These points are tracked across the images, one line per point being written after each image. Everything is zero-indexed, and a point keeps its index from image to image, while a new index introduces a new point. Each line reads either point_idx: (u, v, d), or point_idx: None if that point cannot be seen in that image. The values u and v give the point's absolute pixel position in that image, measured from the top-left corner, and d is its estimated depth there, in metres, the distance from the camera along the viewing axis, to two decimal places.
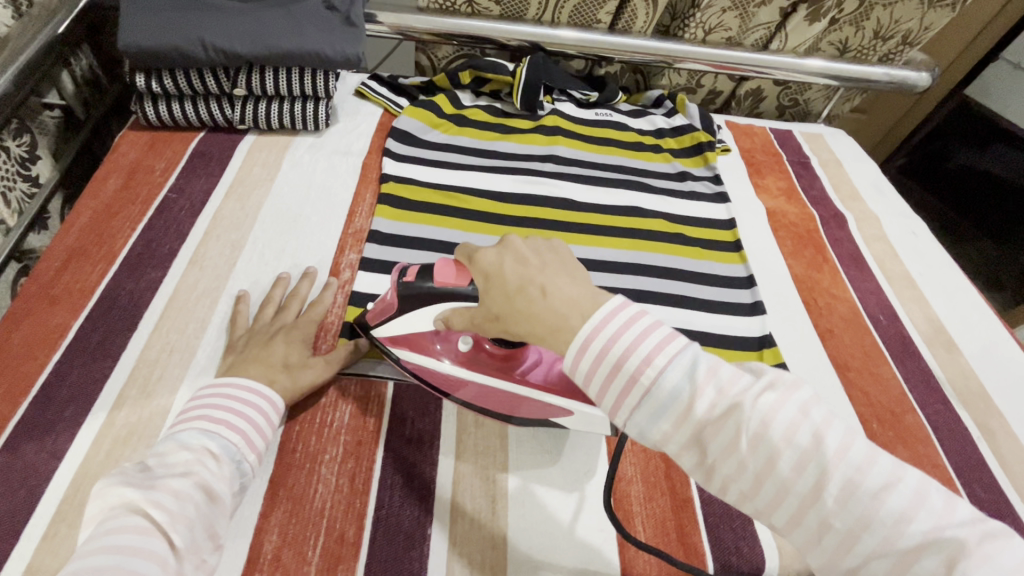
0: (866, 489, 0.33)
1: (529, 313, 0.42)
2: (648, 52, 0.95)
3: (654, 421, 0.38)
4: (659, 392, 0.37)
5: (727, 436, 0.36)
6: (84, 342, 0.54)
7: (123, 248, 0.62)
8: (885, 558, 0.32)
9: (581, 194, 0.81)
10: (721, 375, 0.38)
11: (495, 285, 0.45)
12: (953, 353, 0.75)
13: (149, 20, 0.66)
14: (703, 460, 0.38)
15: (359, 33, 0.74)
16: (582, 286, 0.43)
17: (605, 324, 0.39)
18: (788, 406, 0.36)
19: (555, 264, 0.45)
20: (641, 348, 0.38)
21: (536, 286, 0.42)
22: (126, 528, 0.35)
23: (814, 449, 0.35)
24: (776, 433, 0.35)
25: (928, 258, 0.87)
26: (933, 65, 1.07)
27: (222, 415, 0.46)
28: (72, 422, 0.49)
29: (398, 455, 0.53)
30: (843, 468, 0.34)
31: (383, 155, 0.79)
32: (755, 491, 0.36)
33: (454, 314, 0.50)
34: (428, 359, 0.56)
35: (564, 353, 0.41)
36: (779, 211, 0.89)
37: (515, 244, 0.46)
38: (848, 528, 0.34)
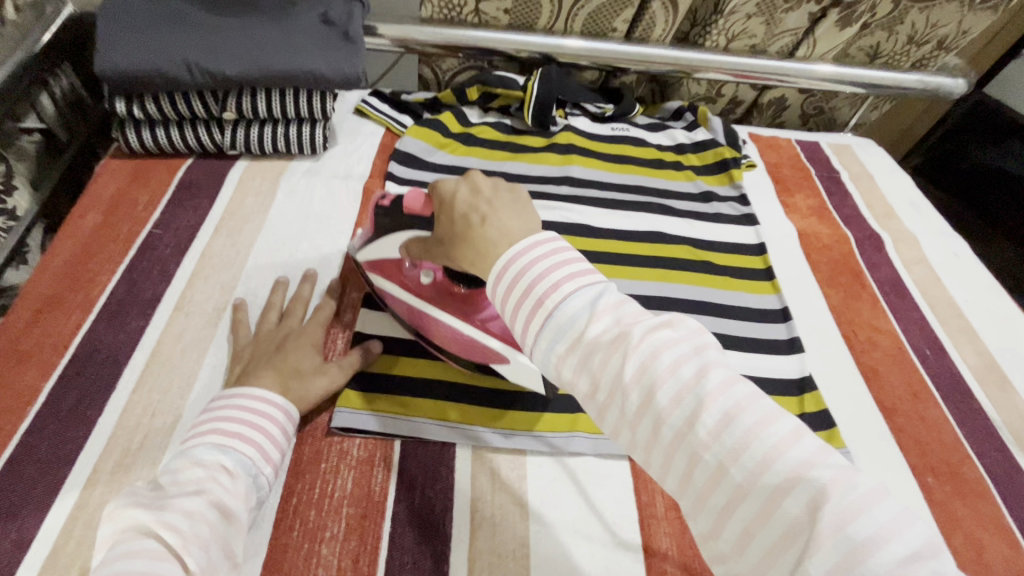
0: (740, 424, 0.31)
1: (465, 237, 0.43)
2: (667, 62, 0.89)
3: (546, 347, 0.37)
4: (556, 317, 0.36)
5: (612, 365, 0.34)
6: (57, 406, 0.49)
7: (101, 294, 0.56)
8: (751, 495, 0.30)
9: (600, 219, 0.75)
10: (622, 308, 0.37)
11: (444, 211, 0.46)
12: (1007, 392, 0.69)
13: (130, 41, 0.61)
14: (590, 392, 0.36)
15: (359, 50, 0.68)
16: (523, 217, 0.43)
17: (524, 254, 0.39)
18: (680, 342, 0.34)
19: (508, 197, 0.45)
20: (548, 275, 0.38)
21: (478, 212, 0.43)
22: (136, 553, 0.33)
23: (694, 382, 0.33)
24: (660, 363, 0.33)
25: (973, 284, 0.80)
26: (969, 70, 1.00)
27: (234, 429, 0.43)
28: (41, 503, 0.44)
29: (408, 530, 0.47)
30: (721, 402, 0.32)
31: (385, 180, 0.74)
32: (633, 425, 0.34)
33: (414, 242, 0.54)
34: (393, 285, 0.59)
35: (490, 282, 0.41)
36: (811, 233, 0.82)
37: (474, 173, 0.46)
38: (717, 464, 0.31)
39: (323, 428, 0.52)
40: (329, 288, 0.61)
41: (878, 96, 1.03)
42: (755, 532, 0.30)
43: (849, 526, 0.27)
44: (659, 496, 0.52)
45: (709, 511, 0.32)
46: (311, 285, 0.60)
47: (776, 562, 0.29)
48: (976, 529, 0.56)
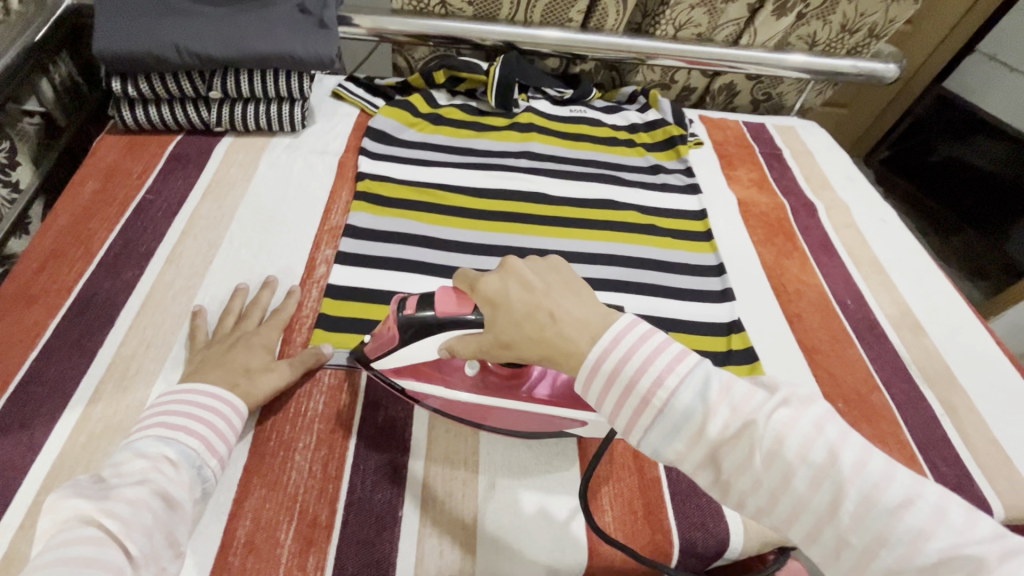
0: (883, 505, 0.34)
1: (539, 340, 0.41)
2: (620, 50, 0.97)
3: (664, 442, 0.38)
4: (673, 411, 0.37)
5: (738, 455, 0.36)
6: (62, 339, 0.55)
7: (99, 249, 0.63)
8: (905, 574, 0.33)
9: (555, 187, 0.83)
10: (734, 394, 0.37)
11: (502, 312, 0.43)
12: (918, 334, 0.77)
13: (124, 26, 0.68)
14: (716, 478, 0.38)
15: (332, 34, 0.75)
16: (588, 309, 0.42)
17: (614, 346, 0.40)
18: (802, 421, 0.36)
19: (562, 287, 0.44)
20: (655, 370, 0.38)
21: (544, 311, 0.42)
22: (79, 540, 0.36)
23: (828, 465, 0.35)
24: (791, 451, 0.35)
25: (896, 244, 0.89)
26: (901, 56, 1.09)
27: (179, 422, 0.46)
28: (49, 417, 0.51)
29: (371, 443, 0.54)
30: (859, 484, 0.34)
31: (358, 154, 0.81)
32: (771, 507, 0.36)
33: (461, 342, 0.48)
34: (436, 387, 0.55)
35: (576, 378, 0.41)
36: (750, 201, 0.90)
37: (519, 267, 0.44)
38: (865, 545, 0.34)
39: (286, 404, 0.55)
40: (289, 292, 0.63)
41: (819, 81, 1.12)
42: None
43: None
44: None
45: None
46: (270, 291, 0.63)
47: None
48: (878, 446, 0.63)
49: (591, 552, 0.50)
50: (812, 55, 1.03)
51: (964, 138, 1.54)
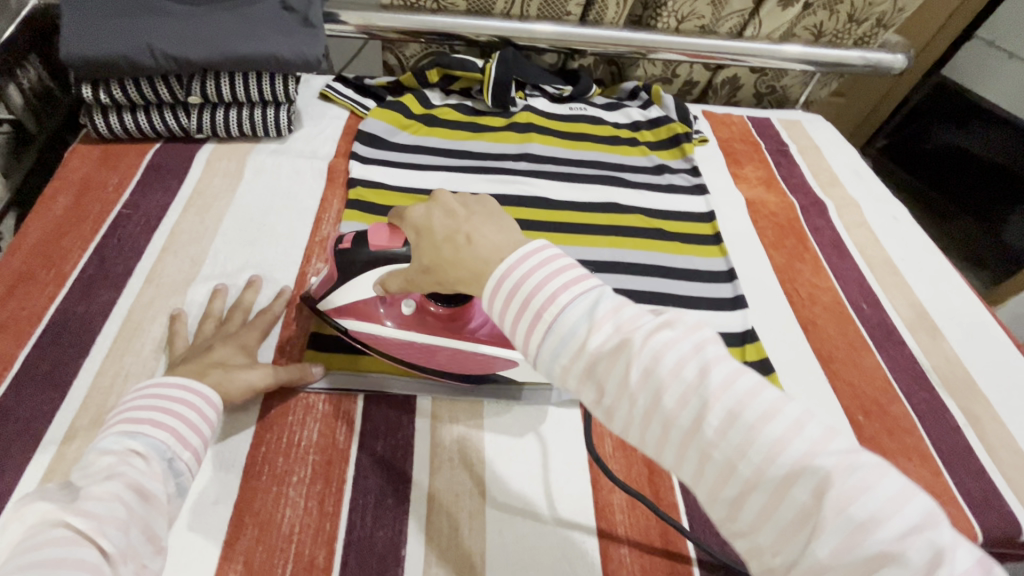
0: (745, 420, 0.32)
1: (454, 261, 0.41)
2: (621, 43, 0.93)
3: (549, 358, 0.37)
4: (557, 328, 0.36)
5: (617, 371, 0.35)
6: (33, 371, 0.51)
7: (73, 270, 0.59)
8: (760, 487, 0.31)
9: (557, 191, 0.79)
10: (619, 312, 0.36)
11: (425, 239, 0.44)
12: (937, 338, 0.74)
13: (93, 28, 0.63)
14: (598, 399, 0.36)
15: (318, 34, 0.70)
16: (507, 233, 0.41)
17: (517, 266, 0.39)
18: (682, 342, 0.35)
19: (486, 214, 0.43)
20: (544, 287, 0.37)
21: (461, 234, 0.41)
22: (48, 541, 0.34)
23: (698, 382, 0.33)
24: (663, 366, 0.34)
25: (908, 242, 0.86)
26: (908, 46, 1.06)
27: (145, 415, 0.43)
28: (21, 458, 0.47)
29: (370, 474, 0.50)
30: (725, 400, 0.33)
31: (349, 159, 0.76)
32: (644, 428, 0.35)
33: (390, 275, 0.50)
34: (374, 326, 0.56)
35: (484, 296, 0.40)
36: (759, 201, 0.87)
37: (445, 196, 0.44)
38: (726, 460, 0.32)
39: (276, 433, 0.52)
40: (278, 292, 0.60)
41: (825, 73, 1.08)
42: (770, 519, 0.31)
43: (854, 511, 0.29)
44: (607, 440, 0.56)
45: (722, 502, 0.33)
46: (254, 292, 0.59)
47: (788, 541, 0.31)
48: (901, 460, 0.61)
49: None
50: (818, 46, 0.99)
51: (960, 124, 1.54)
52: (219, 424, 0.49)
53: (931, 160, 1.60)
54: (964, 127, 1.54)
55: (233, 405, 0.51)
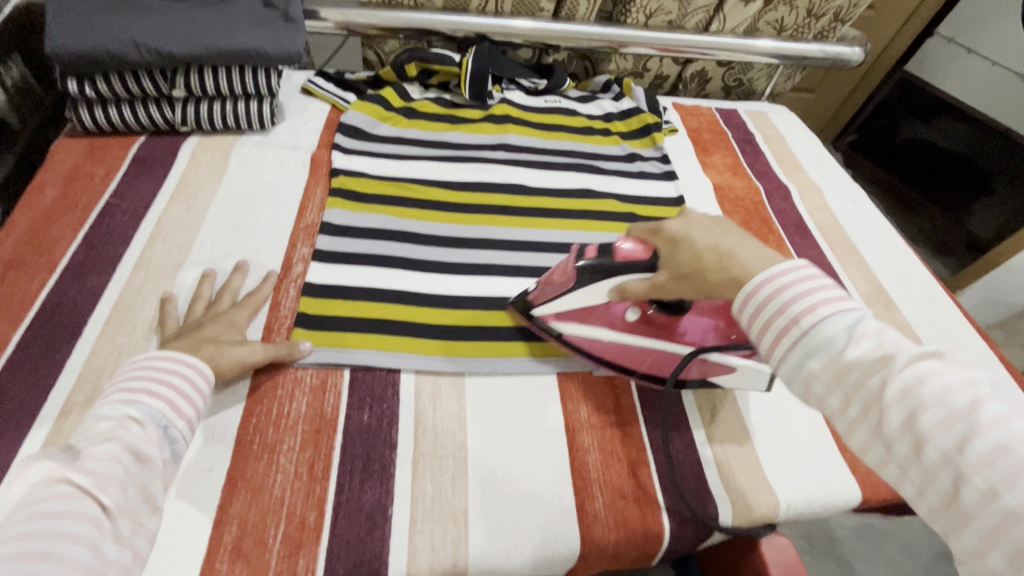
0: (1019, 454, 0.31)
1: (719, 268, 0.45)
2: (593, 38, 0.96)
3: (798, 361, 0.40)
4: (812, 336, 0.40)
5: (872, 383, 0.37)
6: (27, 352, 0.53)
7: (63, 257, 0.61)
8: None
9: (533, 178, 0.82)
10: (884, 334, 0.38)
11: (683, 249, 0.48)
12: (892, 310, 0.79)
13: (77, 23, 0.65)
14: (844, 408, 0.38)
15: (299, 29, 0.73)
16: (766, 253, 0.46)
17: (776, 279, 0.43)
18: (953, 373, 0.35)
19: (736, 233, 0.48)
20: (806, 299, 0.41)
21: (725, 247, 0.46)
22: (52, 495, 0.37)
23: (965, 409, 0.34)
24: (928, 390, 0.35)
25: (867, 223, 0.91)
26: (865, 39, 1.12)
27: (141, 385, 0.45)
28: (17, 433, 0.48)
29: (357, 441, 0.53)
30: (997, 433, 0.32)
31: (331, 149, 0.79)
32: (892, 442, 0.36)
33: (636, 282, 0.52)
34: (592, 331, 0.60)
35: (739, 303, 0.44)
36: (726, 185, 0.92)
37: (698, 216, 0.49)
38: (989, 489, 0.31)
39: (267, 405, 0.54)
40: (265, 277, 0.63)
41: (789, 66, 1.13)
42: None
43: None
44: (582, 406, 0.59)
45: (974, 533, 0.32)
46: (242, 275, 0.62)
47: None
48: None
49: (584, 539, 0.50)
50: (781, 40, 1.04)
51: (928, 120, 1.58)
52: (209, 395, 0.52)
53: (900, 153, 1.66)
54: (930, 122, 1.58)
55: (225, 379, 0.53)
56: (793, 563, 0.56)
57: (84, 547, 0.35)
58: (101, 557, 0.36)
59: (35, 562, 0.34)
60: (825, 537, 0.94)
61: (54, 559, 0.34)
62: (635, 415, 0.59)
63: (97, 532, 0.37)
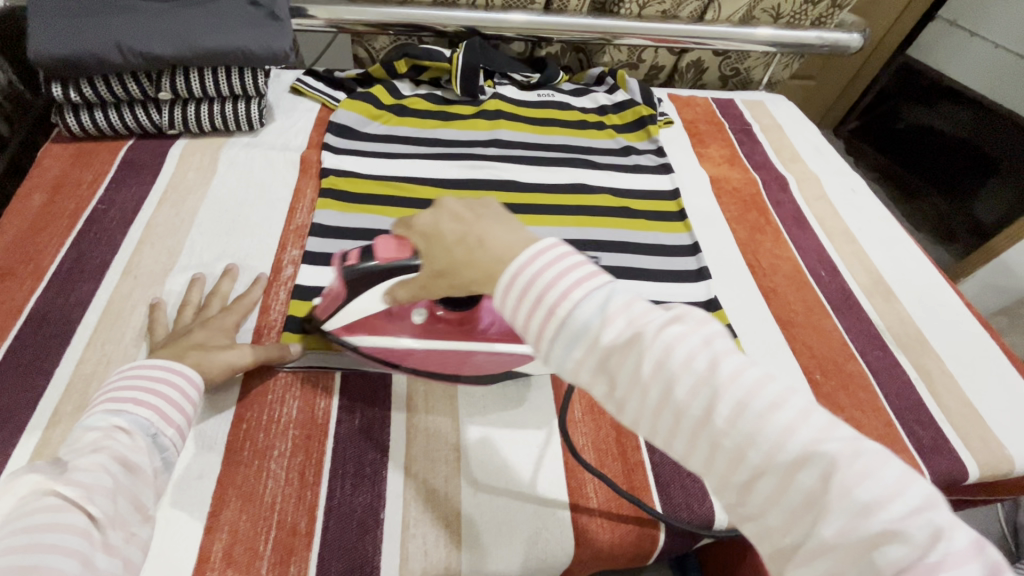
0: (754, 408, 0.31)
1: (470, 262, 0.40)
2: (585, 30, 0.95)
3: (563, 354, 0.35)
4: (570, 325, 0.35)
5: (629, 364, 0.34)
6: (15, 361, 0.53)
7: (51, 265, 0.60)
8: (771, 473, 0.30)
9: (526, 174, 0.81)
10: (631, 307, 0.35)
11: (436, 245, 0.43)
12: (891, 301, 0.77)
13: (61, 27, 0.64)
14: (610, 391, 0.35)
15: (285, 27, 0.72)
16: (517, 232, 0.40)
17: (529, 262, 0.37)
18: (693, 335, 0.34)
19: (493, 215, 0.42)
20: (557, 283, 0.35)
21: (472, 237, 0.40)
22: (39, 508, 0.36)
23: (709, 373, 0.32)
24: (675, 359, 0.33)
25: (866, 212, 0.90)
26: (864, 25, 1.10)
27: (128, 394, 0.45)
28: (6, 443, 0.48)
29: (349, 445, 0.52)
30: (734, 390, 0.32)
31: (321, 149, 0.78)
32: (656, 420, 0.34)
33: (400, 287, 0.48)
34: (385, 339, 0.56)
35: (495, 297, 0.38)
36: (722, 177, 0.90)
37: (451, 203, 0.43)
38: (736, 448, 0.31)
39: (258, 410, 0.54)
40: (254, 280, 0.62)
41: (786, 54, 1.11)
42: (778, 501, 0.30)
43: (861, 495, 0.28)
44: (576, 405, 0.59)
45: (733, 487, 0.32)
46: (231, 279, 0.61)
47: (795, 523, 0.30)
48: (857, 414, 0.64)
49: (579, 541, 0.50)
50: (777, 27, 1.02)
51: (932, 105, 1.56)
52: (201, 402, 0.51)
53: (902, 139, 1.64)
54: (934, 106, 1.56)
55: (214, 385, 0.53)
56: None
57: (75, 560, 0.35)
58: (91, 568, 0.36)
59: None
60: None
61: (42, 571, 0.33)
62: None
63: (86, 544, 0.36)
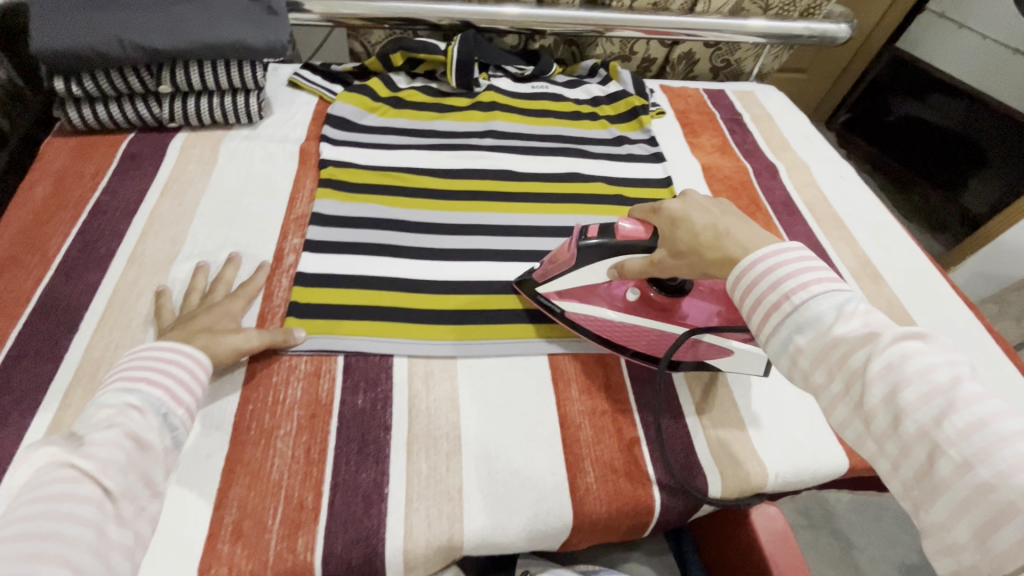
0: (993, 430, 0.33)
1: (715, 249, 0.48)
2: (578, 22, 0.96)
3: (787, 335, 0.42)
4: (800, 312, 0.42)
5: (858, 359, 0.38)
6: (25, 347, 0.54)
7: (57, 254, 0.62)
8: (996, 493, 0.32)
9: (521, 163, 0.83)
10: (871, 317, 0.40)
11: (682, 229, 0.50)
12: (879, 284, 0.79)
13: (62, 21, 0.65)
14: (829, 380, 0.40)
15: (282, 21, 0.73)
16: (757, 231, 0.49)
17: (772, 259, 0.45)
18: (935, 356, 0.37)
19: (732, 215, 0.50)
20: (803, 279, 0.42)
21: (722, 228, 0.48)
22: (55, 480, 0.38)
23: (946, 387, 0.35)
24: (911, 369, 0.36)
25: (854, 199, 0.92)
26: (852, 16, 1.12)
27: (141, 374, 0.46)
28: (19, 425, 0.49)
29: (352, 424, 0.54)
30: (970, 410, 0.34)
31: (320, 141, 0.79)
32: (873, 417, 0.37)
33: (634, 259, 0.53)
34: (595, 310, 0.61)
35: (729, 281, 0.47)
36: (714, 165, 0.92)
37: (698, 198, 0.52)
38: (961, 460, 0.33)
39: (264, 390, 0.55)
40: (257, 268, 0.63)
41: (776, 45, 1.13)
42: (998, 524, 0.32)
43: None
44: (573, 384, 0.60)
45: (944, 499, 0.34)
46: (234, 267, 0.63)
47: (1011, 552, 0.31)
48: None
49: (576, 513, 0.52)
50: (766, 18, 1.04)
51: (919, 96, 1.57)
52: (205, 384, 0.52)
53: (893, 132, 1.66)
54: (922, 98, 1.57)
55: (220, 367, 0.54)
56: (785, 532, 0.57)
57: (88, 528, 0.36)
58: (105, 538, 0.37)
59: (42, 542, 0.34)
60: (824, 513, 0.96)
61: (60, 538, 0.35)
62: (626, 393, 0.60)
63: (98, 515, 0.37)
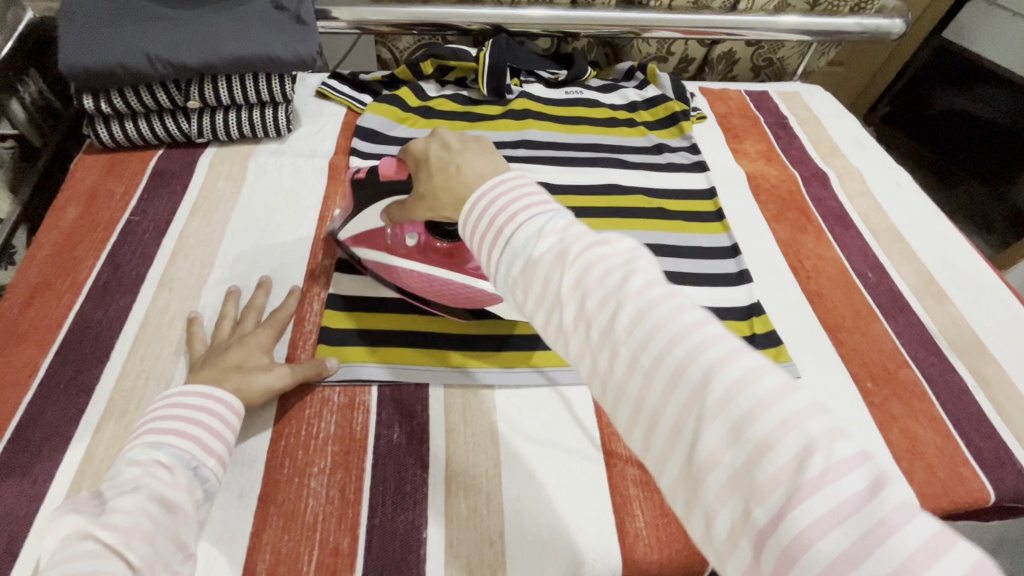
0: (656, 318, 0.32)
1: (446, 187, 0.44)
2: (613, 24, 0.92)
3: (502, 271, 0.37)
4: (509, 243, 0.37)
5: (550, 277, 0.35)
6: (55, 377, 0.53)
7: (88, 278, 0.60)
8: (662, 381, 0.31)
9: (557, 175, 0.79)
10: (566, 228, 0.37)
11: (422, 168, 0.47)
12: (944, 303, 0.74)
13: (90, 39, 0.64)
14: (533, 306, 0.36)
15: (311, 31, 0.71)
16: (495, 163, 0.44)
17: (491, 188, 0.40)
18: (614, 256, 0.35)
19: (478, 147, 0.46)
20: (507, 207, 0.38)
21: (455, 163, 0.44)
22: (77, 555, 0.34)
23: (619, 286, 0.33)
24: (593, 274, 0.34)
25: (913, 208, 0.86)
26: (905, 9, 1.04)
27: (169, 425, 0.44)
28: (51, 463, 0.48)
29: (388, 461, 0.51)
30: (639, 300, 0.33)
31: (349, 154, 0.77)
32: (568, 334, 0.35)
33: (394, 206, 0.56)
34: (381, 254, 0.62)
35: (461, 222, 0.41)
36: (759, 174, 0.87)
37: (443, 132, 0.48)
38: (634, 355, 0.32)
39: (298, 420, 0.53)
40: (288, 293, 0.61)
41: (823, 42, 1.07)
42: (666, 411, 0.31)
43: (743, 399, 0.29)
44: None
45: (629, 400, 0.33)
46: (265, 292, 0.60)
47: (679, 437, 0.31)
48: (911, 423, 0.61)
49: (626, 563, 0.48)
50: (813, 14, 0.98)
51: (965, 88, 1.49)
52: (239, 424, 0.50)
53: (933, 126, 1.57)
54: (968, 90, 1.49)
55: (251, 407, 0.52)
56: None
57: None
58: None
59: None
60: None
61: None
62: None
63: None
